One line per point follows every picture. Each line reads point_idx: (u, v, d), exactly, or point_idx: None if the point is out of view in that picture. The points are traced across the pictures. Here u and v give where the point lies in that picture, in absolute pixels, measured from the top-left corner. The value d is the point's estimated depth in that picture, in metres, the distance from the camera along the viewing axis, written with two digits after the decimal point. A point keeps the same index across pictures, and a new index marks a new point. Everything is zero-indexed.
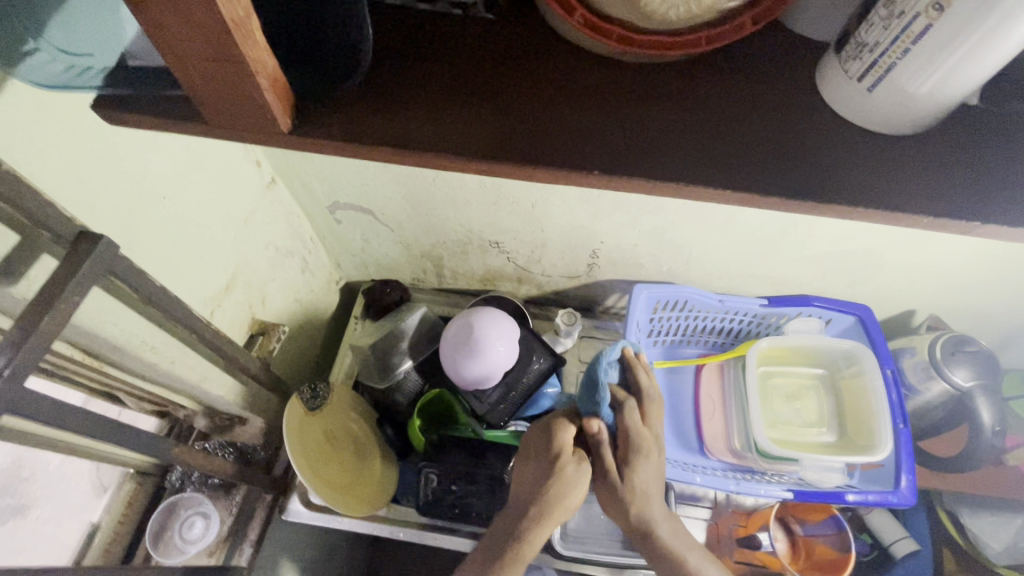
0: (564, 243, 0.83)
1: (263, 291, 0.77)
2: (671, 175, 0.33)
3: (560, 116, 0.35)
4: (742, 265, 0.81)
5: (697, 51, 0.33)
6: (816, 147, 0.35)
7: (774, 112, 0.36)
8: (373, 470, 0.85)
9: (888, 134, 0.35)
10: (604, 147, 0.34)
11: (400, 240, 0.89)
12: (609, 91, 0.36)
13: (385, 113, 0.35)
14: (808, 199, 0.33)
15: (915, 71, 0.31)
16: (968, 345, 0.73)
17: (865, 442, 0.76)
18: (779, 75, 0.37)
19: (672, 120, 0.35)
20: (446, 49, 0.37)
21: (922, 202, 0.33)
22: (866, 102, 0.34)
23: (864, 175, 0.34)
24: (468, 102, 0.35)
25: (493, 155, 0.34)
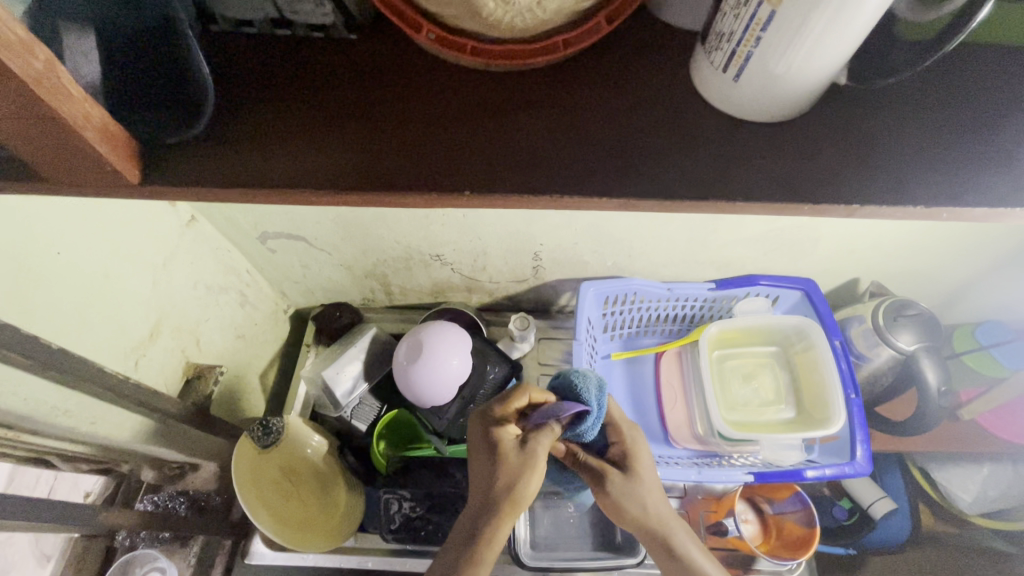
0: (504, 249, 0.81)
1: (197, 332, 0.74)
2: (540, 189, 0.33)
3: (427, 136, 0.34)
4: (684, 252, 0.81)
5: (557, 57, 0.32)
6: (691, 144, 0.34)
7: (651, 108, 0.35)
8: (338, 501, 0.81)
9: (765, 123, 0.35)
10: (471, 166, 0.33)
11: (340, 263, 0.87)
12: (477, 103, 0.35)
13: (247, 154, 0.34)
14: (683, 199, 0.32)
15: (771, 57, 0.30)
16: (909, 309, 0.73)
17: (820, 415, 0.77)
18: (655, 70, 0.36)
19: (542, 127, 0.34)
20: (308, 79, 0.36)
21: (795, 193, 0.33)
22: (735, 92, 0.33)
23: (742, 170, 0.33)
24: (333, 132, 0.35)
25: (361, 187, 0.33)
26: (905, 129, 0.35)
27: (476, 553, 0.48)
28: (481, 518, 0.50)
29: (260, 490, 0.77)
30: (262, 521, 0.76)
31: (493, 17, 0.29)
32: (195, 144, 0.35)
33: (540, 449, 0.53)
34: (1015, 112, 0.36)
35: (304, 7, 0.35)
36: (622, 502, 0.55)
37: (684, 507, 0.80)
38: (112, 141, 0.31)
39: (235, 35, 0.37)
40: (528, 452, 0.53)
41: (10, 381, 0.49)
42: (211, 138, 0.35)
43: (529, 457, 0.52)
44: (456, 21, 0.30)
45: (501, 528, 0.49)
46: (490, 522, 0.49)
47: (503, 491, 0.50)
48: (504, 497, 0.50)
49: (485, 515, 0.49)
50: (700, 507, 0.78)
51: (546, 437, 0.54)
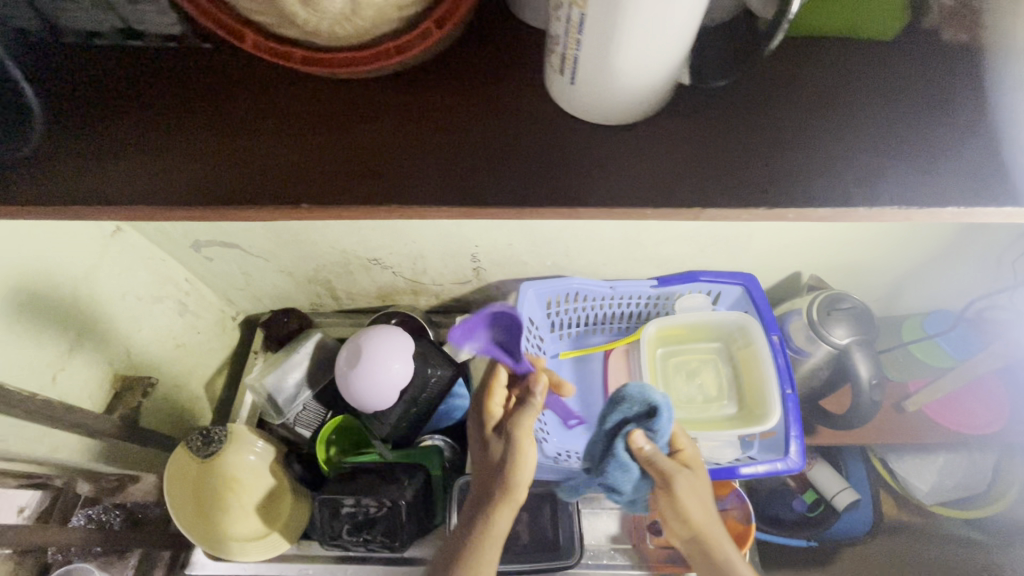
0: (441, 251, 0.81)
1: (127, 343, 0.74)
2: (371, 201, 0.35)
3: (268, 150, 0.37)
4: (623, 251, 0.80)
5: (391, 63, 0.32)
6: (524, 153, 0.37)
7: (488, 112, 0.38)
8: (281, 512, 0.80)
9: (605, 124, 0.38)
10: (307, 180, 0.36)
11: (280, 268, 0.86)
12: (319, 114, 0.38)
13: (102, 165, 0.37)
14: (512, 203, 0.35)
15: (593, 58, 0.32)
16: (843, 303, 0.73)
17: (760, 411, 0.76)
18: (497, 78, 0.39)
19: (381, 137, 0.37)
20: (153, 93, 0.38)
21: (629, 196, 0.36)
22: (574, 92, 0.35)
23: (570, 181, 0.36)
24: (175, 147, 0.37)
25: (204, 200, 0.36)
26: (737, 137, 0.39)
27: (477, 535, 0.57)
28: (481, 508, 0.59)
29: (197, 505, 0.77)
30: (194, 530, 0.76)
31: (308, 24, 0.28)
32: (45, 149, 0.37)
33: (522, 428, 0.61)
34: (827, 130, 0.39)
35: (147, 15, 0.38)
36: (684, 505, 0.59)
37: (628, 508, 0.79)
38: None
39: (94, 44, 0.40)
40: (510, 435, 0.61)
41: None
42: (64, 145, 0.37)
43: (513, 439, 0.61)
44: (279, 29, 0.29)
45: (497, 512, 0.58)
46: (485, 512, 0.58)
47: (497, 484, 0.59)
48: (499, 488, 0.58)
49: (483, 505, 0.58)
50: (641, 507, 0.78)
51: (524, 414, 0.62)
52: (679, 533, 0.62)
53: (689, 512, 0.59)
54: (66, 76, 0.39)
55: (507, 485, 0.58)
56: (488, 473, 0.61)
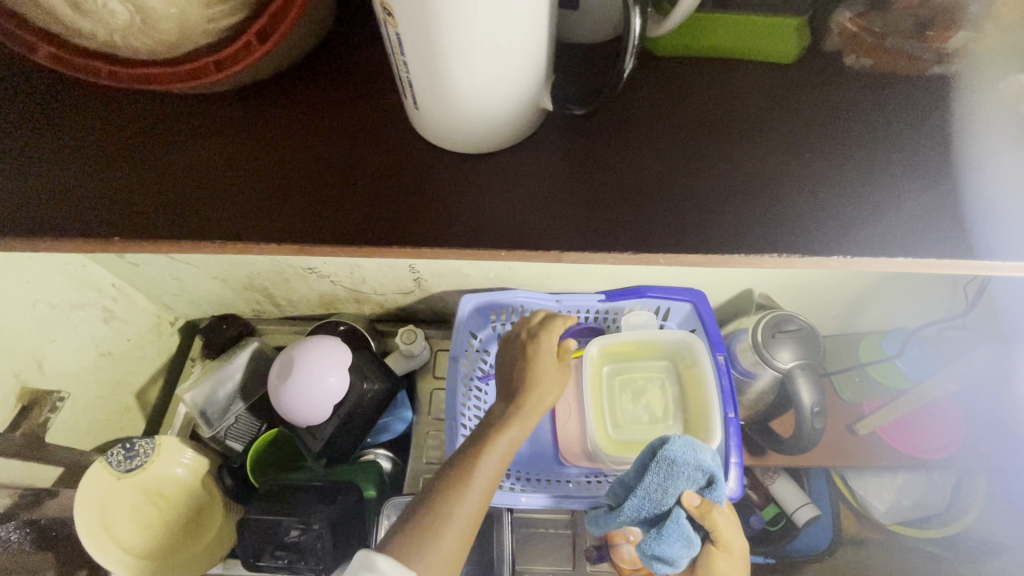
0: (377, 261, 0.77)
1: (38, 354, 0.70)
2: (239, 230, 0.47)
3: (163, 186, 0.49)
4: (566, 264, 0.77)
5: (215, 77, 0.45)
6: (383, 185, 0.48)
7: (336, 149, 0.50)
8: (206, 530, 0.79)
9: (463, 154, 0.50)
10: (188, 216, 0.48)
11: (212, 275, 0.83)
12: (207, 155, 0.50)
13: (62, 199, 0.48)
14: (361, 239, 0.46)
15: (425, 75, 0.41)
16: (789, 324, 0.70)
17: (702, 435, 0.73)
18: (347, 117, 0.51)
19: (251, 176, 0.49)
20: (71, 140, 0.50)
21: (489, 233, 0.47)
22: (418, 115, 0.47)
23: (421, 211, 0.48)
24: (91, 186, 0.49)
25: (110, 233, 0.47)
26: (594, 190, 0.48)
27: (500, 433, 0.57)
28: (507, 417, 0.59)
29: (110, 522, 0.74)
30: (99, 552, 0.72)
31: None
32: None
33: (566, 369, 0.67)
34: (688, 183, 0.48)
35: None
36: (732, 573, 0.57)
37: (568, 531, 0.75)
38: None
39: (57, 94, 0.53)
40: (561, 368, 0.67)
41: None
42: (32, 179, 0.49)
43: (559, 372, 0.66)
44: None
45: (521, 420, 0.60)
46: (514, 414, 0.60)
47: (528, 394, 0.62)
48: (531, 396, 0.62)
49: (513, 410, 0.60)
50: None
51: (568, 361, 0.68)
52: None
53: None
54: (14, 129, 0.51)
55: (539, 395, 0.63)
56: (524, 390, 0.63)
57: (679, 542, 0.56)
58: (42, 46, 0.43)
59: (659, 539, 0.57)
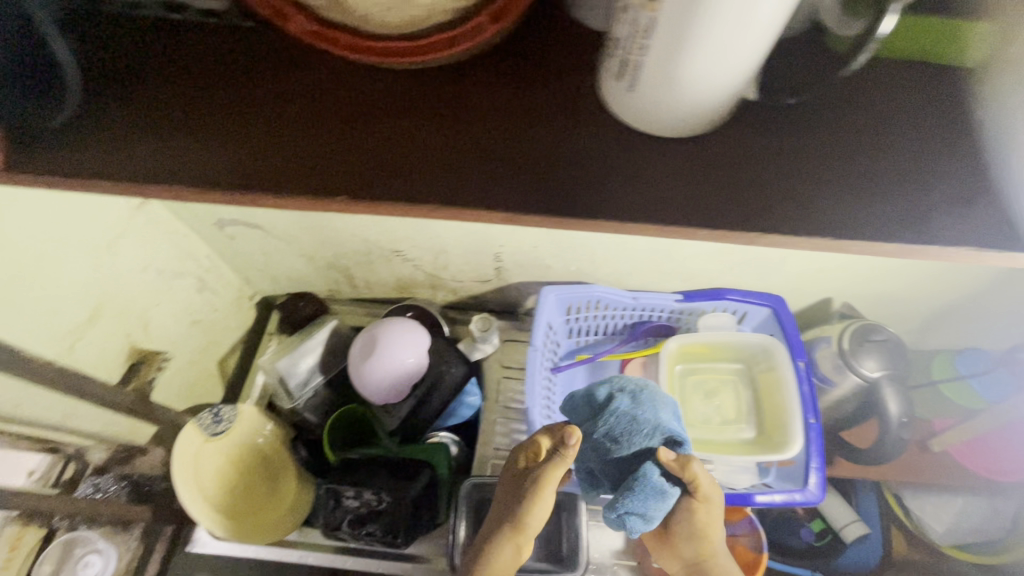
0: (464, 248, 0.79)
1: (145, 317, 0.74)
2: (424, 196, 0.46)
3: (346, 144, 0.48)
4: (648, 262, 0.78)
5: (438, 52, 0.47)
6: (505, 157, 0.48)
7: (533, 119, 0.49)
8: (283, 495, 0.81)
9: (656, 135, 0.49)
10: (372, 177, 0.47)
11: (301, 252, 0.86)
12: (393, 111, 0.49)
13: (243, 151, 0.48)
14: (549, 214, 0.46)
15: (665, 57, 0.41)
16: (875, 334, 0.70)
17: (779, 439, 0.74)
18: (541, 89, 0.51)
19: (444, 138, 0.48)
20: (253, 94, 0.50)
21: (651, 215, 0.46)
22: (627, 97, 0.47)
23: (546, 187, 0.47)
24: (268, 137, 0.48)
25: (290, 188, 0.46)
26: (762, 169, 0.49)
27: (489, 557, 0.60)
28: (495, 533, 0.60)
29: (201, 482, 0.77)
30: (199, 512, 0.76)
31: None
32: (167, 127, 0.48)
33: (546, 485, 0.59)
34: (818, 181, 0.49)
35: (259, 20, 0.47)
36: (707, 529, 0.61)
37: None
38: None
39: (246, 41, 0.53)
40: (537, 482, 0.59)
41: None
42: (207, 130, 0.49)
43: (535, 490, 0.59)
44: None
45: (504, 542, 0.60)
46: (496, 532, 0.60)
47: (510, 513, 0.60)
48: (511, 522, 0.59)
49: (498, 531, 0.60)
50: None
51: (553, 466, 0.59)
52: (686, 555, 0.63)
53: (706, 533, 0.62)
54: (188, 78, 0.50)
55: (518, 518, 0.59)
56: (509, 506, 0.60)
57: (649, 497, 0.58)
58: (296, 17, 0.46)
59: (631, 495, 0.59)
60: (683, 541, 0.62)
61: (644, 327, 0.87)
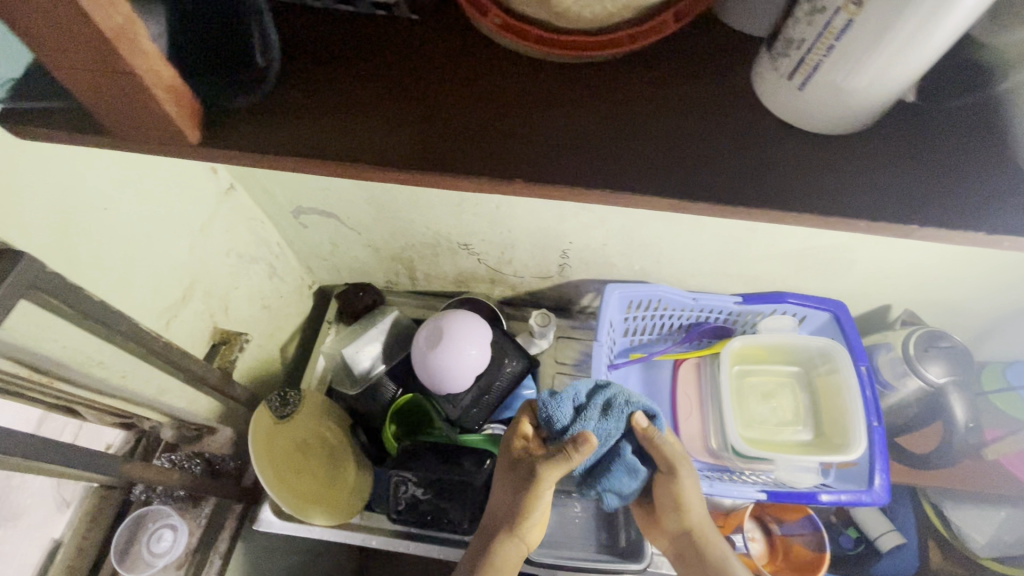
0: (532, 244, 0.81)
1: (226, 299, 0.75)
2: (653, 188, 0.32)
3: (529, 123, 0.34)
4: (714, 263, 0.80)
5: (622, 50, 0.32)
6: (700, 146, 0.34)
7: (758, 107, 0.35)
8: (346, 479, 0.83)
9: (816, 132, 0.34)
10: (574, 162, 0.33)
11: (368, 243, 0.88)
12: (579, 89, 0.35)
13: (380, 123, 0.34)
14: (812, 211, 0.32)
15: (845, 71, 0.29)
16: (941, 340, 0.72)
17: (839, 440, 0.76)
18: (742, 72, 0.36)
19: (663, 116, 0.35)
20: (385, 55, 0.36)
21: (863, 203, 0.32)
22: (800, 99, 0.32)
23: (695, 177, 0.33)
24: (408, 110, 0.34)
25: (461, 173, 0.33)
26: (967, 155, 0.34)
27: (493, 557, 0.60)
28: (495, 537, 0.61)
29: (274, 463, 0.79)
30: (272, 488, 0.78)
31: (561, 7, 0.29)
32: (275, 101, 0.34)
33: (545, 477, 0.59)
34: None
35: None
36: (687, 499, 0.63)
37: None
38: (82, 84, 0.29)
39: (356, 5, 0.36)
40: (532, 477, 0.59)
41: (51, 325, 0.49)
42: (331, 97, 0.34)
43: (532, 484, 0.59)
44: (520, 6, 0.30)
45: (507, 544, 0.60)
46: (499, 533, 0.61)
47: (510, 513, 0.61)
48: (513, 521, 0.60)
49: (499, 534, 0.61)
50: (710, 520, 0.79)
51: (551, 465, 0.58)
52: (671, 530, 0.66)
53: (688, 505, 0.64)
54: (298, 36, 0.36)
55: (521, 516, 0.60)
56: (509, 505, 0.61)
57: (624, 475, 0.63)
58: (490, 11, 0.31)
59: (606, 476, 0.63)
60: (668, 512, 0.65)
61: (702, 328, 0.89)
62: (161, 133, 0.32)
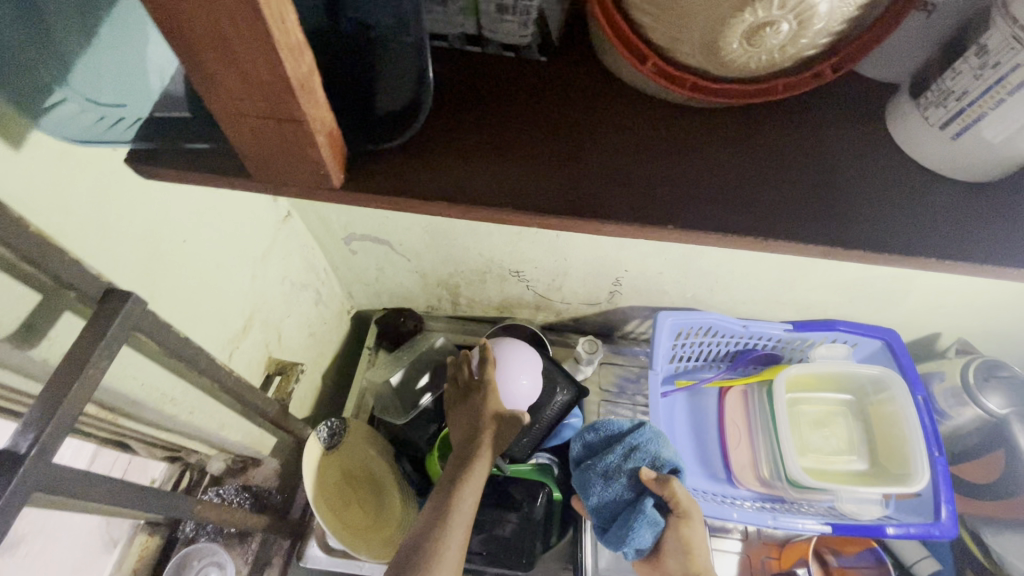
0: (586, 272, 0.81)
1: (279, 328, 0.74)
2: (800, 235, 0.32)
3: (665, 169, 0.34)
4: (768, 291, 0.80)
5: (773, 99, 0.32)
6: (839, 189, 0.34)
7: (891, 153, 0.35)
8: (394, 509, 0.82)
9: (954, 179, 0.34)
10: (717, 209, 0.33)
11: (416, 269, 0.87)
12: (711, 132, 0.35)
13: (516, 165, 0.34)
14: (962, 259, 0.32)
15: (1008, 122, 0.29)
16: (1000, 370, 0.73)
17: (898, 470, 0.75)
18: (869, 116, 0.36)
19: (798, 160, 0.35)
20: (515, 97, 0.36)
21: (1012, 252, 0.33)
22: (949, 149, 0.32)
23: (844, 225, 0.33)
24: (545, 153, 0.34)
25: (602, 216, 0.32)
26: None
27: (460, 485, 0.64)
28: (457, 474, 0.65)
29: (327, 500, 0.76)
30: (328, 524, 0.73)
31: (729, 57, 0.29)
32: (413, 146, 0.34)
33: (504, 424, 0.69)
34: None
35: (508, 27, 0.35)
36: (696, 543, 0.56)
37: (746, 551, 0.80)
38: (243, 129, 0.28)
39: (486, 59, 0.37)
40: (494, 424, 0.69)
41: (134, 362, 0.47)
42: (466, 140, 0.34)
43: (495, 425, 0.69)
44: (685, 57, 0.30)
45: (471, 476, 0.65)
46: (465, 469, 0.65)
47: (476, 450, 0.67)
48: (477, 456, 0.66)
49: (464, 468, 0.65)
50: (763, 552, 0.79)
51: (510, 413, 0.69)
52: None
53: (695, 551, 0.56)
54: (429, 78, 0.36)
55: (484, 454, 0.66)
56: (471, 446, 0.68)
57: (645, 526, 0.57)
58: (648, 59, 0.31)
59: (626, 527, 0.57)
60: (672, 558, 0.57)
61: (749, 356, 0.89)
62: (305, 178, 0.32)
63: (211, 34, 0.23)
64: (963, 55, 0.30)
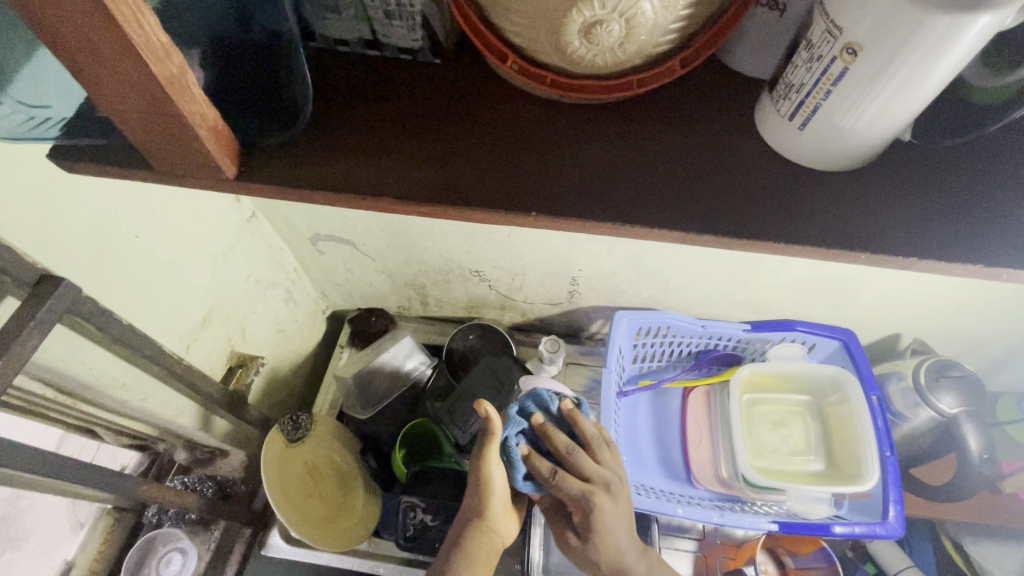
0: (543, 272, 0.83)
1: (243, 323, 0.77)
2: (658, 222, 0.34)
3: (539, 160, 0.36)
4: (723, 290, 0.81)
5: (631, 95, 0.35)
6: (703, 178, 0.36)
7: (760, 146, 0.37)
8: (355, 503, 0.83)
9: (818, 171, 0.36)
10: (581, 198, 0.35)
11: (382, 269, 0.89)
12: (587, 126, 0.38)
13: (400, 159, 0.36)
14: (814, 243, 0.34)
15: (844, 110, 0.31)
16: (952, 370, 0.73)
17: (852, 470, 0.75)
18: (743, 111, 0.38)
19: (668, 153, 0.37)
20: (405, 95, 0.38)
21: (866, 236, 0.34)
22: (799, 139, 0.34)
23: (703, 212, 0.35)
24: (427, 145, 0.37)
25: (474, 204, 0.35)
26: (965, 189, 0.36)
27: (461, 552, 0.56)
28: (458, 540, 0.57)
29: (284, 487, 0.78)
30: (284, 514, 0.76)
31: (575, 54, 0.31)
32: (306, 140, 0.37)
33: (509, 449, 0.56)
34: None
35: (397, 30, 0.38)
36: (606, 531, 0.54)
37: (702, 551, 0.79)
38: (134, 125, 0.32)
39: (381, 64, 0.40)
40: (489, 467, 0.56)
41: (79, 347, 0.50)
42: (356, 135, 0.37)
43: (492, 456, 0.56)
44: (539, 55, 0.32)
45: (477, 533, 0.57)
46: (466, 531, 0.58)
47: (478, 497, 0.57)
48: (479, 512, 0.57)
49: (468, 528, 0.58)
50: (719, 552, 0.78)
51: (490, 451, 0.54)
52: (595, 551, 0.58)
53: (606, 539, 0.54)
54: (329, 80, 0.39)
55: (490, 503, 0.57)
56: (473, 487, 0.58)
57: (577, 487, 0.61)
58: (511, 58, 0.34)
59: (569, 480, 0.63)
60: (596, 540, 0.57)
61: (710, 356, 0.89)
62: (200, 168, 0.35)
63: (78, 38, 0.26)
64: (798, 50, 0.32)
